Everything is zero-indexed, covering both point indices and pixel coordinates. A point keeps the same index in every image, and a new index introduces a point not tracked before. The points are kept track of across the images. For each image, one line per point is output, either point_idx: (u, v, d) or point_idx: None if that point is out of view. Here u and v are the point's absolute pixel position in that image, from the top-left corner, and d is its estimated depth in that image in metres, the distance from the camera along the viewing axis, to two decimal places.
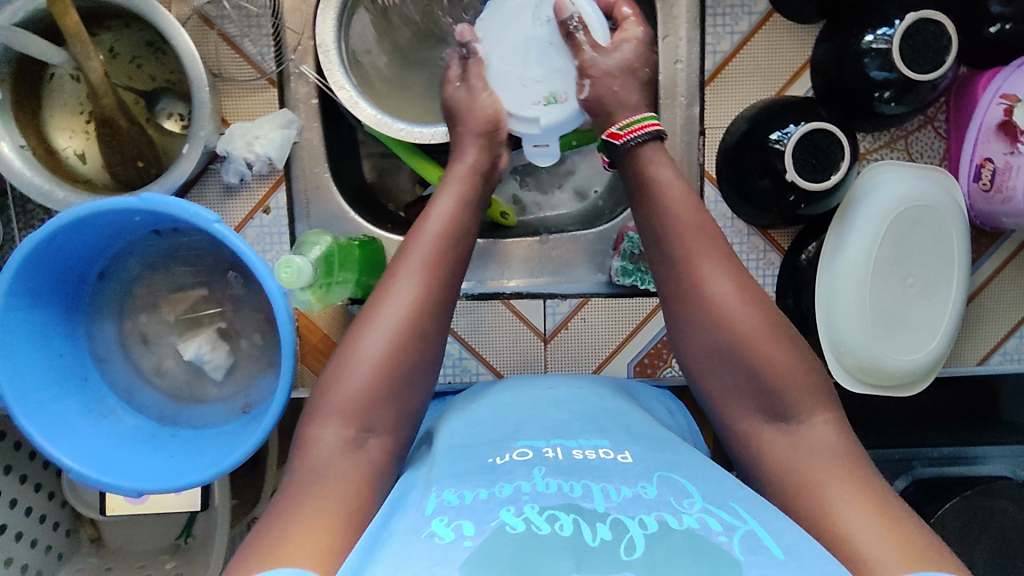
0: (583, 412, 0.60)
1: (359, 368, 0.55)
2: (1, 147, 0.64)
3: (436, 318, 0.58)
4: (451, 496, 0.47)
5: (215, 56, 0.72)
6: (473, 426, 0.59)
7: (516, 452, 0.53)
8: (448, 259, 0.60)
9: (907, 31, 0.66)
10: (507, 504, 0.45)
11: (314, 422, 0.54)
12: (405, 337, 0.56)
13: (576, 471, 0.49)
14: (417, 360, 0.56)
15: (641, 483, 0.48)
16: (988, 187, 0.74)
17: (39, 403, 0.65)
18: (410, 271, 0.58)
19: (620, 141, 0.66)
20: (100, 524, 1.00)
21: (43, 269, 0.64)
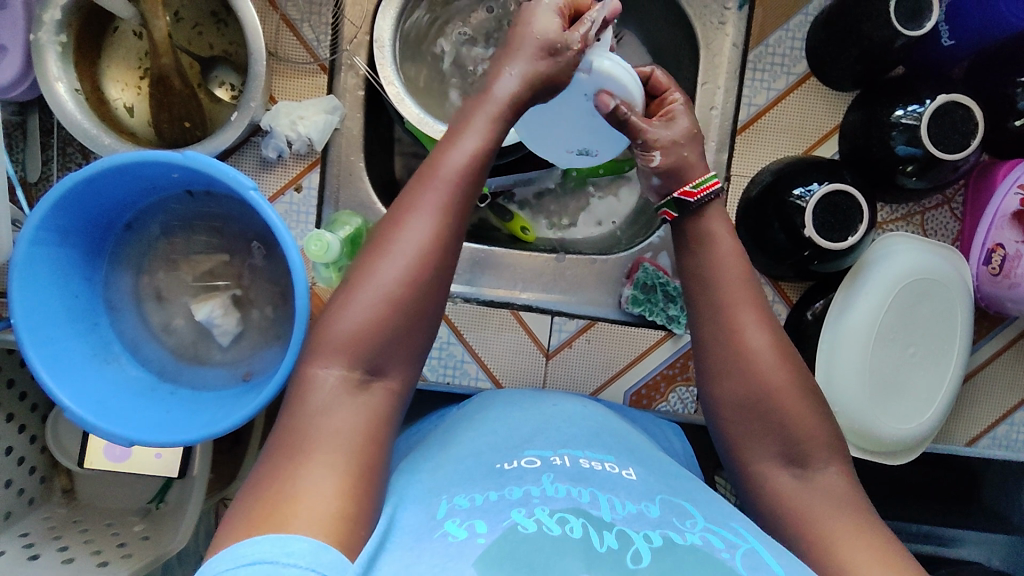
0: (587, 430, 0.61)
1: (364, 309, 0.52)
2: (57, 87, 0.66)
3: (450, 256, 0.54)
4: (463, 500, 0.48)
5: (274, 37, 0.75)
6: (486, 433, 0.59)
7: (524, 459, 0.54)
8: (464, 201, 0.55)
9: (936, 111, 0.69)
10: (517, 505, 0.47)
11: (315, 359, 0.52)
12: (417, 277, 0.53)
13: (585, 481, 0.51)
14: (426, 300, 0.53)
15: (644, 501, 0.51)
16: (996, 272, 0.76)
17: (49, 336, 0.65)
18: (428, 208, 0.54)
19: (694, 199, 0.62)
20: (75, 476, 0.99)
21: (76, 209, 0.65)
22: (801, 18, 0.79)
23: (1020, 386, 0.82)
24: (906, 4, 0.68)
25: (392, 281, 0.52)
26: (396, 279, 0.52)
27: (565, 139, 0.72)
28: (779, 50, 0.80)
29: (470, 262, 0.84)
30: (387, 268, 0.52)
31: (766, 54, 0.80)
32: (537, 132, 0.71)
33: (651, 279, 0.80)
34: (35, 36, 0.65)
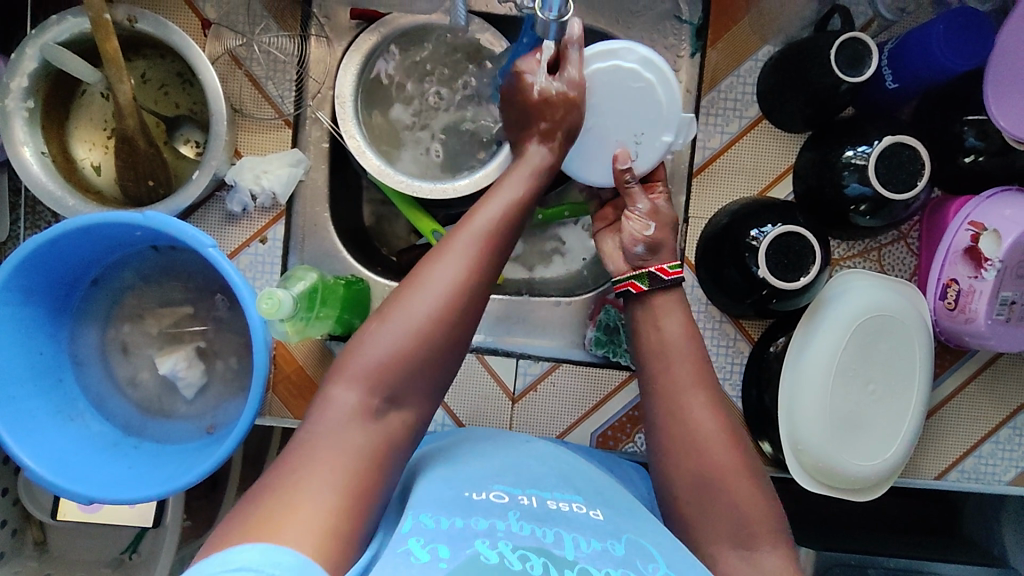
0: (556, 470, 0.62)
1: (394, 336, 0.56)
2: (23, 151, 0.68)
3: (475, 302, 0.58)
4: (428, 519, 0.50)
5: (238, 94, 0.76)
6: (459, 461, 0.61)
7: (493, 493, 0.55)
8: (496, 246, 0.60)
9: (883, 152, 0.70)
10: (482, 536, 0.48)
11: (334, 383, 0.55)
12: (452, 307, 0.57)
13: (549, 520, 0.52)
14: (457, 331, 0.58)
15: (610, 539, 0.52)
16: (952, 306, 0.77)
17: (9, 397, 0.66)
18: (461, 250, 0.59)
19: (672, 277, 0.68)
20: (47, 527, 0.99)
21: (41, 270, 0.67)
22: (752, 64, 0.81)
23: (985, 418, 0.82)
24: (846, 53, 0.71)
25: (428, 311, 0.56)
26: (433, 309, 0.56)
27: (602, 110, 0.72)
28: (732, 95, 0.82)
29: None
30: (426, 300, 0.56)
31: (719, 99, 0.82)
32: (621, 70, 0.71)
33: (613, 321, 0.81)
34: (2, 103, 0.67)
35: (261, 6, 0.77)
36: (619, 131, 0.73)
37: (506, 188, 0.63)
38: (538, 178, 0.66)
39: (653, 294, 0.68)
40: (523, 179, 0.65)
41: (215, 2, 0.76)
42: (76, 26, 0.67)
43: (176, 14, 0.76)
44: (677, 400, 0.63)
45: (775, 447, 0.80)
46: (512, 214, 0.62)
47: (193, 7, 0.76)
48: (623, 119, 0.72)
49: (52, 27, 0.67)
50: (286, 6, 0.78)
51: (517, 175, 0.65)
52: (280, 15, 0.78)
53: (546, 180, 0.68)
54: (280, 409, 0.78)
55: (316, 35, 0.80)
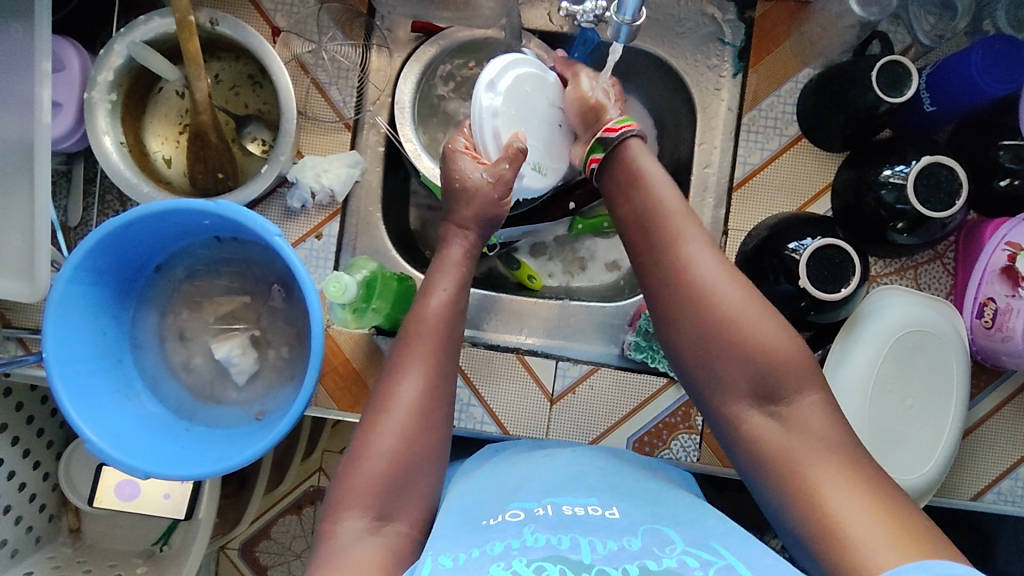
0: (581, 473, 0.63)
1: (378, 460, 0.59)
2: (104, 140, 0.72)
3: (438, 403, 0.62)
4: (446, 559, 0.50)
5: (304, 97, 0.81)
6: (479, 486, 0.62)
7: (509, 513, 0.56)
8: (445, 349, 0.64)
9: (921, 171, 0.73)
10: (498, 559, 0.48)
11: (333, 516, 0.58)
12: (420, 421, 0.61)
13: (564, 526, 0.53)
14: (429, 443, 0.61)
15: (626, 536, 0.52)
16: (989, 325, 0.78)
17: (76, 372, 0.69)
18: (418, 367, 0.62)
19: (615, 133, 0.72)
20: (83, 515, 1.01)
21: (113, 252, 0.70)
22: (792, 85, 0.84)
23: (1022, 440, 0.83)
24: (887, 75, 0.74)
25: (398, 432, 0.60)
26: (401, 430, 0.60)
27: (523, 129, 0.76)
28: (772, 114, 0.85)
29: (479, 306, 0.88)
30: (393, 420, 0.60)
31: (760, 117, 0.85)
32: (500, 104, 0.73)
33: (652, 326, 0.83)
34: (89, 94, 0.72)
35: (328, 16, 0.80)
36: (541, 121, 0.78)
37: (445, 287, 0.66)
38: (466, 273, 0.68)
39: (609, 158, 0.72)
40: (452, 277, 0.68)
41: (285, 11, 0.81)
42: (162, 26, 0.72)
43: (250, 22, 0.81)
44: (686, 261, 0.64)
45: None
46: (450, 313, 0.65)
47: (265, 16, 0.81)
48: (535, 119, 0.77)
49: (139, 27, 0.72)
50: (351, 17, 0.82)
51: (450, 269, 0.68)
52: (345, 25, 0.82)
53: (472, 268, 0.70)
54: (326, 400, 0.80)
55: (378, 45, 0.84)
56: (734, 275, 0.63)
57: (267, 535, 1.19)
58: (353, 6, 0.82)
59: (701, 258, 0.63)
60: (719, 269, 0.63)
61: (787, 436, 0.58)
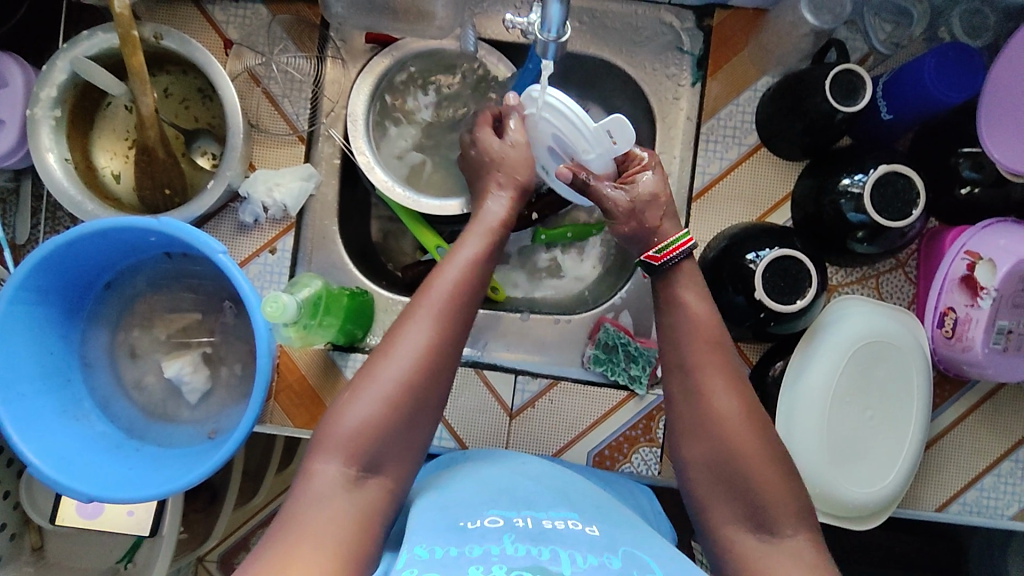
0: (558, 490, 0.63)
1: (369, 406, 0.59)
2: (48, 157, 0.71)
3: (445, 361, 0.62)
4: (422, 552, 0.51)
5: (256, 110, 0.80)
6: (463, 486, 0.62)
7: (487, 519, 0.56)
8: (459, 313, 0.64)
9: (878, 180, 0.72)
10: (477, 563, 0.49)
11: (316, 456, 0.58)
12: (419, 374, 0.60)
13: (545, 539, 0.53)
14: (428, 397, 0.61)
15: (607, 554, 0.52)
16: (950, 334, 0.77)
17: (18, 395, 0.68)
18: (426, 320, 0.62)
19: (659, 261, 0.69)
20: (46, 533, 1.00)
21: (56, 271, 0.69)
22: (750, 94, 0.84)
23: (986, 449, 0.82)
24: (840, 84, 0.73)
25: (400, 380, 0.60)
26: (405, 378, 0.60)
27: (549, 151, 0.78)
28: (731, 122, 0.84)
29: None
30: (393, 367, 0.60)
31: (718, 126, 0.84)
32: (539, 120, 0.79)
33: (613, 339, 0.83)
34: (31, 111, 0.71)
35: (280, 28, 0.80)
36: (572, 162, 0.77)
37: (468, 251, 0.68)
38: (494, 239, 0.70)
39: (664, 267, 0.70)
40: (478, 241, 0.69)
41: (236, 23, 0.80)
42: (106, 41, 0.71)
43: (200, 35, 0.80)
44: (692, 368, 0.65)
45: None
46: (469, 278, 0.66)
47: (216, 28, 0.80)
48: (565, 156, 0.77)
49: (82, 42, 0.71)
50: (304, 28, 0.81)
51: (478, 232, 0.70)
52: (298, 37, 0.81)
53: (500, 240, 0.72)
54: (281, 417, 0.79)
55: (332, 56, 0.83)
56: (733, 381, 0.64)
57: (241, 549, 1.17)
58: (306, 17, 0.81)
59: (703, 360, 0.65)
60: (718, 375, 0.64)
61: (763, 539, 0.58)
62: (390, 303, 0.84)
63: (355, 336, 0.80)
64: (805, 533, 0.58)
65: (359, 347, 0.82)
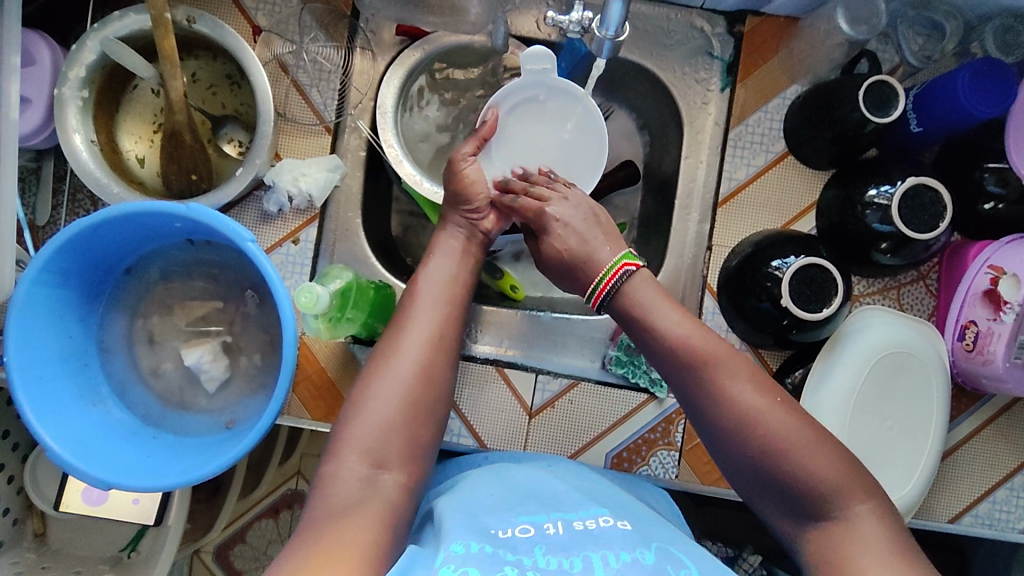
0: (585, 489, 0.62)
1: (376, 415, 0.59)
2: (74, 139, 0.70)
3: (442, 365, 0.64)
4: (459, 547, 0.50)
5: (284, 99, 0.79)
6: (488, 488, 0.61)
7: (518, 527, 0.54)
8: (448, 321, 0.66)
9: (906, 192, 0.72)
10: (511, 571, 0.48)
11: (328, 470, 0.58)
12: (419, 380, 0.61)
13: (576, 549, 0.51)
14: (434, 398, 0.62)
15: (640, 549, 0.51)
16: (970, 347, 0.78)
17: (38, 377, 0.67)
18: (417, 329, 0.64)
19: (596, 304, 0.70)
20: (49, 519, 0.98)
21: (81, 254, 0.68)
22: (779, 101, 0.84)
23: (1000, 463, 0.82)
24: (874, 95, 0.73)
25: (402, 385, 0.61)
26: (404, 385, 0.61)
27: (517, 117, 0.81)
28: (759, 129, 0.84)
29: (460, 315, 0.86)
30: (392, 378, 0.61)
31: (747, 132, 0.84)
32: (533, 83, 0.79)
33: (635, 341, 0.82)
34: (59, 91, 0.70)
35: (310, 17, 0.79)
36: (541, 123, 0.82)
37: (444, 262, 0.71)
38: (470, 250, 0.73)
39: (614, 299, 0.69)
40: (454, 253, 0.72)
41: (267, 11, 0.79)
42: (137, 23, 0.70)
43: (230, 20, 0.79)
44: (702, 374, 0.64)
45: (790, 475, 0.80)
46: (458, 287, 0.69)
47: (246, 15, 0.79)
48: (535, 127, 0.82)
49: (113, 22, 0.70)
50: (335, 19, 0.80)
51: (451, 244, 0.73)
52: (328, 27, 0.80)
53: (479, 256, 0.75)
54: (299, 409, 0.78)
55: (362, 47, 0.82)
56: (762, 382, 0.62)
57: (241, 539, 1.16)
58: (337, 7, 0.80)
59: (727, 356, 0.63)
60: (744, 370, 0.62)
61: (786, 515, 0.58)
62: None
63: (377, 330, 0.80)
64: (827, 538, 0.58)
65: None
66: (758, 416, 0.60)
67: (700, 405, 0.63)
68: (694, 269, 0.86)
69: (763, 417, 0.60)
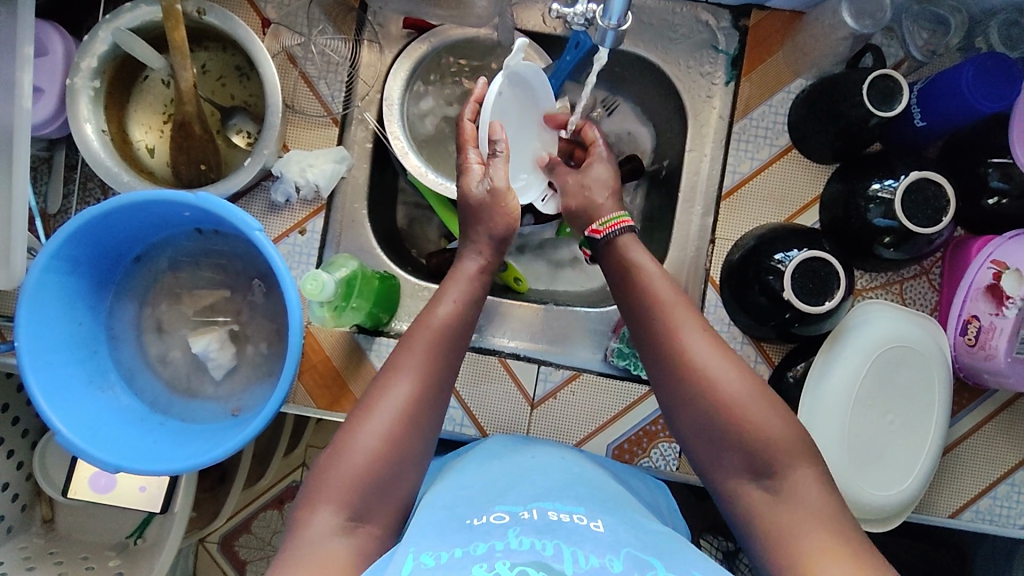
0: (568, 485, 0.62)
1: (356, 463, 0.59)
2: (85, 128, 0.71)
3: (429, 412, 0.62)
4: (428, 557, 0.49)
5: (292, 91, 0.80)
6: (465, 488, 0.61)
7: (493, 515, 0.54)
8: (442, 366, 0.64)
9: (909, 187, 0.72)
10: (481, 560, 0.47)
11: (308, 506, 0.57)
12: (404, 429, 0.61)
13: (550, 533, 0.51)
14: (415, 445, 0.61)
15: (608, 556, 0.50)
16: (973, 342, 0.78)
17: (48, 363, 0.68)
18: (409, 374, 0.62)
19: (600, 236, 0.73)
20: (57, 506, 0.99)
21: (89, 242, 0.69)
22: (784, 95, 0.84)
23: (1001, 459, 0.82)
24: (877, 88, 0.73)
25: (386, 432, 0.60)
26: (389, 433, 0.60)
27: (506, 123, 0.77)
28: (763, 123, 0.84)
29: None
30: (377, 424, 0.60)
31: (751, 126, 0.84)
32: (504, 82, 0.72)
33: None
34: (71, 81, 0.71)
35: (319, 9, 0.80)
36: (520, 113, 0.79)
37: (451, 298, 0.67)
38: (476, 287, 0.70)
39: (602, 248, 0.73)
40: (461, 289, 0.69)
41: (276, 3, 0.80)
42: (148, 14, 0.71)
43: (240, 12, 0.80)
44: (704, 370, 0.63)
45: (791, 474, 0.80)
46: (461, 326, 0.66)
47: (256, 7, 0.80)
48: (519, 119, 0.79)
49: (125, 13, 0.71)
50: (343, 11, 0.81)
51: (459, 283, 0.69)
52: (336, 20, 0.81)
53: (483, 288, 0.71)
54: (304, 398, 0.79)
55: (369, 40, 0.83)
56: (743, 374, 0.62)
57: (246, 530, 1.17)
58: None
59: (718, 366, 0.62)
60: (737, 376, 0.62)
61: (778, 507, 0.57)
62: (417, 289, 0.85)
63: (381, 320, 0.81)
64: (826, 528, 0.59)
65: (385, 332, 0.83)
66: (750, 423, 0.60)
67: (684, 414, 0.63)
68: (697, 262, 0.87)
69: (752, 424, 0.60)
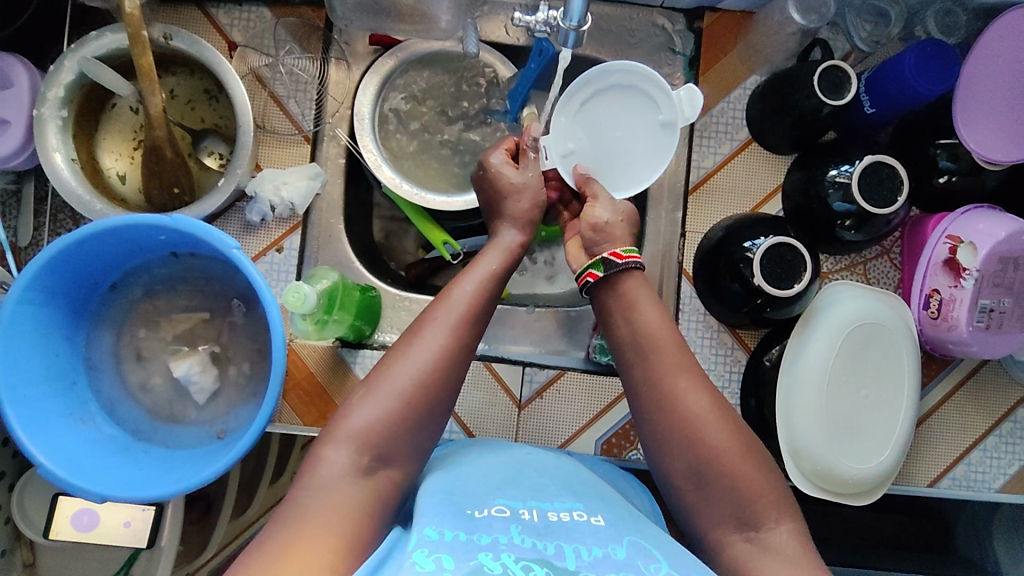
0: (563, 481, 0.63)
1: (372, 423, 0.59)
2: (54, 157, 0.71)
3: (451, 379, 0.63)
4: (433, 532, 0.50)
5: (262, 111, 0.81)
6: (467, 476, 0.62)
7: (495, 508, 0.56)
8: (469, 333, 0.65)
9: (865, 170, 0.75)
10: (485, 548, 0.49)
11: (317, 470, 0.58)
12: (426, 390, 0.61)
13: (551, 533, 0.53)
14: (434, 407, 0.61)
15: (611, 545, 0.52)
16: (936, 315, 0.81)
17: (27, 397, 0.67)
18: (432, 340, 0.63)
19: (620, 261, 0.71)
20: (38, 549, 0.97)
21: (63, 272, 0.68)
22: (741, 91, 0.88)
23: (973, 426, 0.86)
24: (828, 79, 0.77)
25: (404, 393, 0.60)
26: (409, 392, 0.60)
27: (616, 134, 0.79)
28: (723, 119, 0.88)
29: None
30: (399, 384, 0.60)
31: (711, 123, 0.88)
32: (657, 90, 0.77)
33: None
34: (39, 111, 0.71)
35: (285, 30, 0.82)
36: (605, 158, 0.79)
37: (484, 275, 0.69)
38: (507, 266, 0.71)
39: (609, 278, 0.72)
40: (489, 267, 0.70)
41: (241, 26, 0.81)
42: (114, 42, 0.72)
43: (206, 36, 0.81)
44: (681, 367, 0.66)
45: (774, 454, 0.83)
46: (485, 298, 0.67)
47: (221, 31, 0.81)
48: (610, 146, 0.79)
49: (91, 42, 0.71)
50: (309, 31, 0.83)
51: (490, 256, 0.71)
52: (302, 39, 0.82)
53: (512, 263, 0.73)
54: (290, 416, 0.79)
55: (336, 58, 0.84)
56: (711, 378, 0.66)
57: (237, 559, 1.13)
58: (310, 20, 0.83)
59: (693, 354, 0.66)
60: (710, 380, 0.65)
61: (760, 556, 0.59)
62: (398, 300, 0.86)
63: (364, 333, 0.81)
64: (779, 520, 0.61)
65: (368, 344, 0.83)
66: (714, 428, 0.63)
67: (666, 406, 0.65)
68: (669, 256, 0.90)
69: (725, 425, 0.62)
